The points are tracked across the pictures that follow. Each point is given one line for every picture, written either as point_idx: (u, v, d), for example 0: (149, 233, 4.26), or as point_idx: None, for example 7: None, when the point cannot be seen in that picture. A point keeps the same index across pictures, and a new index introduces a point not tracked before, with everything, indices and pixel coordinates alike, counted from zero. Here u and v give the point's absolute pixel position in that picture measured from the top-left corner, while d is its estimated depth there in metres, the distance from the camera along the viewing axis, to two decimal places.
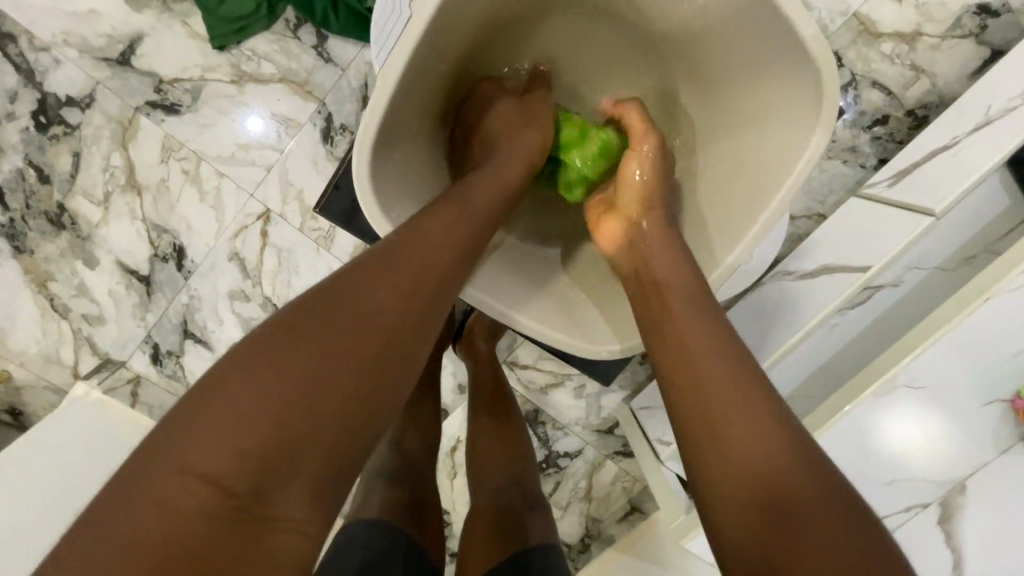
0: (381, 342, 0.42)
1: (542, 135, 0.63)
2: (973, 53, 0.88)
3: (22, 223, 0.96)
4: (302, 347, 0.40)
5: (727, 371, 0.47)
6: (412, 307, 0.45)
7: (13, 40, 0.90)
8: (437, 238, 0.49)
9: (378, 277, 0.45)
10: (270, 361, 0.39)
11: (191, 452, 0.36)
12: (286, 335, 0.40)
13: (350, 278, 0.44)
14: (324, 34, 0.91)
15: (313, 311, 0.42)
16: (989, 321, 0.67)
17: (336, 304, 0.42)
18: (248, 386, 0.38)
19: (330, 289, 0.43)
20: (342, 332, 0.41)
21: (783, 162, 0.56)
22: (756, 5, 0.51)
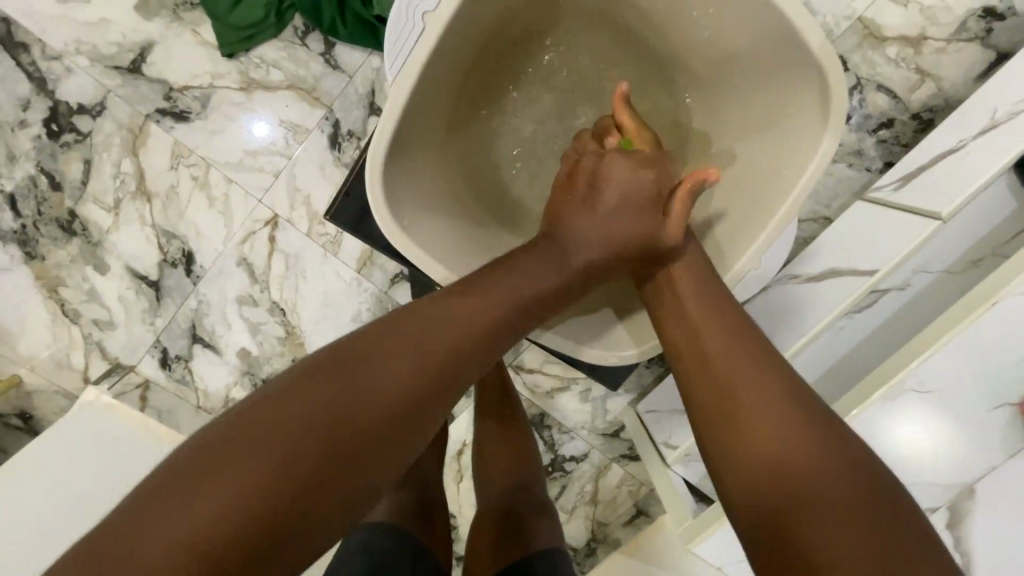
0: (426, 374, 0.44)
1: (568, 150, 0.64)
2: (979, 56, 0.88)
3: (34, 229, 0.97)
4: (344, 392, 0.41)
5: (752, 371, 0.47)
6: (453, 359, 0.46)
7: (26, 49, 0.92)
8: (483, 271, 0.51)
9: (430, 310, 0.47)
10: (315, 405, 0.40)
11: (228, 487, 0.36)
12: (329, 374, 0.42)
13: (393, 327, 0.45)
14: (332, 41, 0.92)
15: (356, 358, 0.43)
16: (996, 325, 0.67)
17: (380, 351, 0.43)
18: (289, 428, 0.39)
19: (389, 321, 0.46)
20: (383, 382, 0.42)
21: (792, 169, 0.56)
22: (765, 12, 0.52)
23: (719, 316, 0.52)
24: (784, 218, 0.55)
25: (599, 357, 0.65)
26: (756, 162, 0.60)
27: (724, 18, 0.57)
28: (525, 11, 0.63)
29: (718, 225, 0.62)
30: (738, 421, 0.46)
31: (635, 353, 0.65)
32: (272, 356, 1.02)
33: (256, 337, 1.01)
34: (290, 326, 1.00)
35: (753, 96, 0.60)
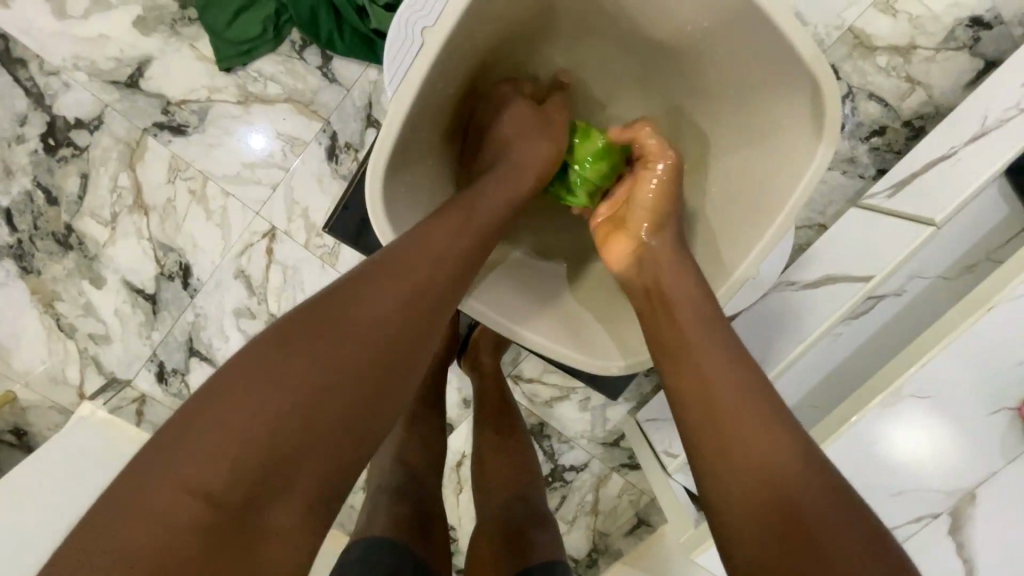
0: (379, 350, 0.43)
1: (554, 146, 0.64)
2: (967, 65, 0.90)
3: (30, 244, 0.97)
4: (302, 355, 0.40)
5: (728, 372, 0.49)
6: (417, 314, 0.46)
7: (24, 65, 0.92)
8: (437, 245, 0.50)
9: (381, 286, 0.45)
10: (272, 371, 0.39)
11: (195, 463, 0.36)
12: (275, 361, 0.40)
13: (348, 287, 0.44)
14: (329, 55, 0.93)
15: (313, 321, 0.42)
16: (995, 329, 0.68)
17: (336, 313, 0.43)
18: (251, 396, 0.38)
19: (333, 296, 0.44)
20: (344, 340, 0.42)
21: (786, 180, 0.56)
22: (757, 29, 0.52)
23: (709, 322, 0.53)
24: (780, 227, 0.56)
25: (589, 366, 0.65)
26: (749, 175, 0.61)
27: (719, 34, 0.58)
28: (524, 28, 0.64)
29: (712, 237, 0.63)
30: (728, 437, 0.46)
31: (625, 365, 0.64)
32: None
33: None
34: None
35: (747, 108, 0.61)
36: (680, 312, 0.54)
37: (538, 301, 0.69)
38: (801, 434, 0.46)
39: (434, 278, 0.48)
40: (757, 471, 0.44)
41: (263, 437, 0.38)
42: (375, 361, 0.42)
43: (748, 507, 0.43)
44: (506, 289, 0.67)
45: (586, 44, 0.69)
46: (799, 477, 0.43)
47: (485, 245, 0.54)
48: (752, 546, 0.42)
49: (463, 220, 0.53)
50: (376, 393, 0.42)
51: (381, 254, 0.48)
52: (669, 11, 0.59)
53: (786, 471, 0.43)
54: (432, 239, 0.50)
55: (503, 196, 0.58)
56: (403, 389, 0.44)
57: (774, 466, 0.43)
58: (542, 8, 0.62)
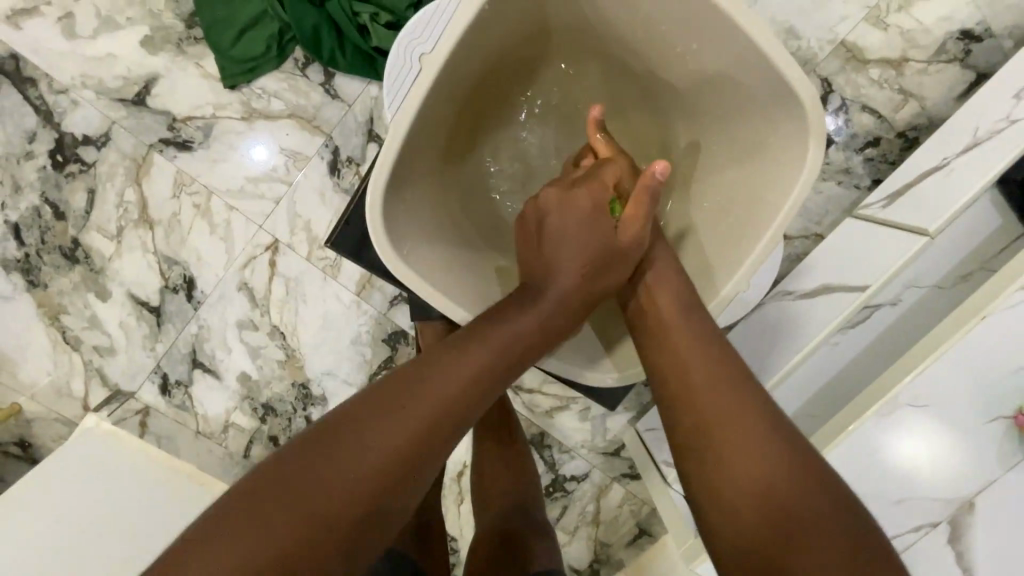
0: (405, 460, 0.45)
1: (615, 265, 0.59)
2: (958, 77, 0.91)
3: (37, 258, 0.99)
4: (344, 457, 0.43)
5: (719, 376, 0.51)
6: (432, 437, 0.47)
7: (34, 83, 0.94)
8: (472, 351, 0.51)
9: (415, 396, 0.47)
10: (297, 483, 0.42)
11: (212, 564, 0.38)
12: (311, 468, 0.42)
13: (385, 395, 0.47)
14: (332, 71, 0.95)
15: (340, 436, 0.44)
16: (988, 338, 0.68)
17: (374, 423, 0.45)
18: (291, 499, 0.41)
19: (370, 404, 0.46)
20: (362, 459, 0.43)
21: (776, 198, 0.57)
22: (745, 52, 0.54)
23: (701, 336, 0.55)
24: (768, 243, 0.56)
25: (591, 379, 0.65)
26: (739, 191, 0.62)
27: (708, 57, 0.58)
28: (516, 50, 0.63)
29: (706, 252, 0.64)
30: (714, 441, 0.49)
31: (618, 377, 0.66)
32: (272, 379, 1.03)
33: (256, 360, 1.02)
34: (290, 349, 1.02)
35: (737, 125, 0.62)
36: (671, 329, 0.56)
37: None
38: (786, 434, 0.48)
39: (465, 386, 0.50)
40: (743, 472, 0.46)
41: (274, 547, 0.39)
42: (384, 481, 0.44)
43: (737, 506, 0.46)
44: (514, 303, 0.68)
45: (579, 64, 0.68)
46: (786, 478, 0.45)
47: (526, 348, 0.55)
48: (737, 543, 0.45)
49: (498, 322, 0.54)
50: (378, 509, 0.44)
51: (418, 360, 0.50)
52: (660, 35, 0.59)
53: (770, 472, 0.45)
54: (466, 344, 0.51)
55: (542, 308, 0.56)
56: (420, 484, 0.47)
57: (760, 466, 0.46)
58: (534, 31, 0.62)
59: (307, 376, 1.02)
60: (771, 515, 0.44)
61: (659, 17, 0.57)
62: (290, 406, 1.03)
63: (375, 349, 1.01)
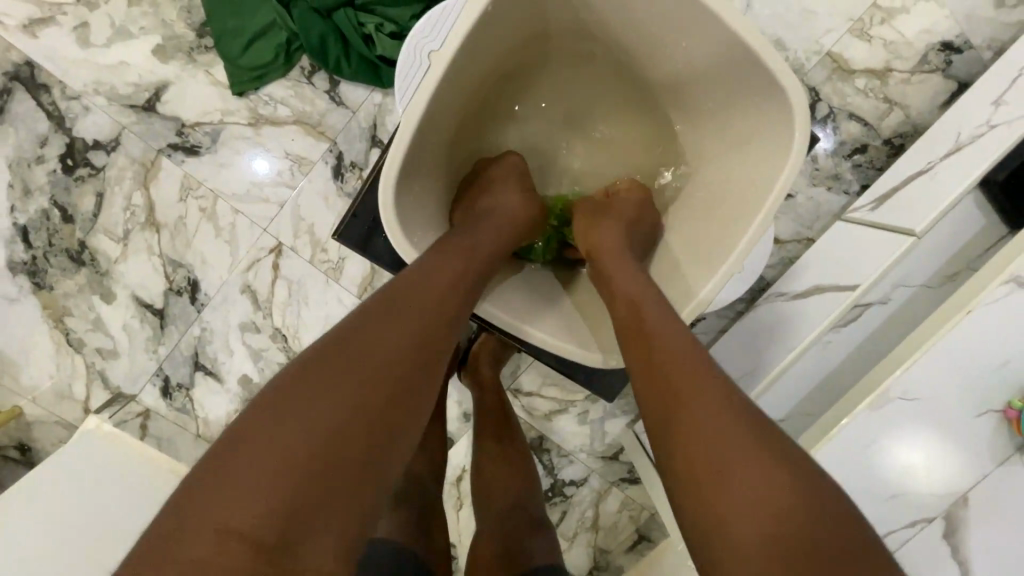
0: (395, 370, 0.45)
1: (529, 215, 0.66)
2: (940, 87, 0.95)
3: (44, 260, 1.00)
4: (337, 372, 0.43)
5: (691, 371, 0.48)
6: (419, 354, 0.47)
7: (47, 90, 0.97)
8: (443, 280, 0.53)
9: (393, 318, 0.48)
10: (237, 474, 0.39)
11: (234, 483, 0.38)
12: (302, 388, 0.42)
13: (364, 321, 0.47)
14: (336, 80, 0.98)
15: (276, 414, 0.41)
16: (976, 332, 0.71)
17: (361, 341, 0.45)
18: (291, 415, 0.41)
19: (352, 329, 0.46)
20: (354, 383, 0.43)
21: (762, 187, 0.59)
22: (736, 49, 0.56)
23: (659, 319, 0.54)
24: (758, 230, 0.58)
25: (520, 332, 0.64)
26: (731, 187, 0.64)
27: (702, 57, 0.61)
28: (518, 50, 0.66)
29: (695, 242, 0.66)
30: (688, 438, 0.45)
31: (594, 356, 0.65)
32: None
33: (258, 364, 1.03)
34: (292, 352, 1.03)
35: (728, 126, 0.65)
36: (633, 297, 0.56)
37: (527, 298, 0.70)
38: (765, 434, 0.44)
39: (440, 307, 0.51)
40: (728, 476, 0.42)
41: (293, 479, 0.39)
42: (363, 421, 0.42)
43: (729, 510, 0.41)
44: (502, 283, 0.68)
45: (578, 64, 0.71)
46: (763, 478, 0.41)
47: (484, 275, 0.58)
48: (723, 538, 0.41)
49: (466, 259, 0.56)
50: (379, 446, 0.43)
51: (393, 287, 0.51)
52: (655, 36, 0.62)
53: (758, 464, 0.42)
54: (437, 275, 0.53)
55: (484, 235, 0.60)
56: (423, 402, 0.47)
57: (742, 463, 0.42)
58: (535, 33, 0.65)
59: None
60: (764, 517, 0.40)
61: (655, 19, 0.60)
62: None
63: None
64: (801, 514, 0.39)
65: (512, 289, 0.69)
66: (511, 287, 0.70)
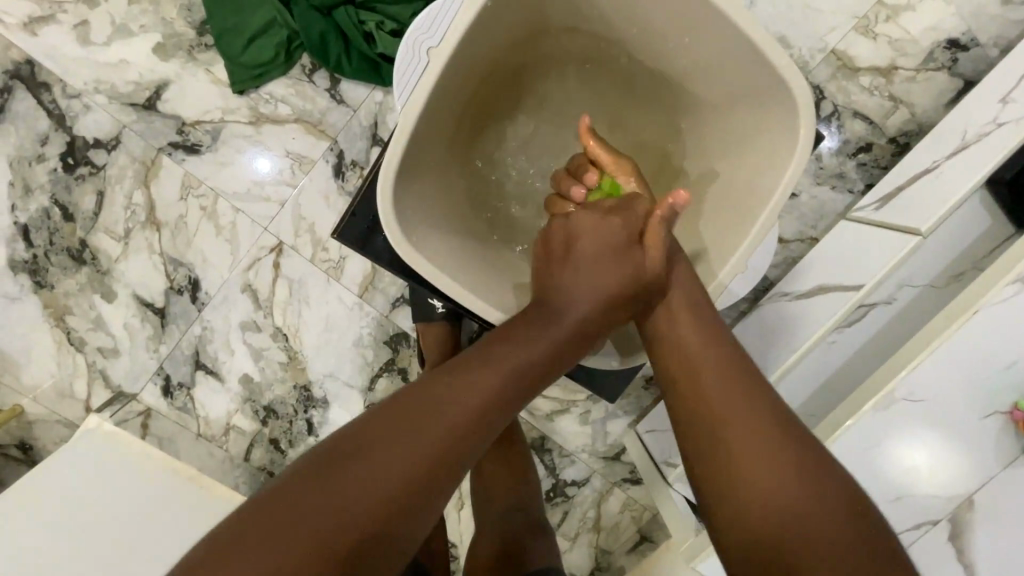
0: (472, 419, 0.48)
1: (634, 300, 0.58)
2: (946, 85, 0.94)
3: (45, 258, 1.00)
4: (420, 413, 0.47)
5: (728, 379, 0.52)
6: (492, 404, 0.49)
7: (48, 88, 0.97)
8: (526, 331, 0.54)
9: (472, 368, 0.50)
10: (289, 518, 0.41)
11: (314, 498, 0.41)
12: (388, 423, 0.46)
13: (450, 372, 0.50)
14: (337, 78, 0.97)
15: (349, 456, 0.44)
16: (980, 333, 0.70)
17: (446, 386, 0.49)
18: (376, 446, 0.44)
19: (439, 378, 0.49)
20: (435, 425, 0.46)
21: (766, 184, 0.59)
22: (737, 44, 0.56)
23: (708, 341, 0.55)
24: (762, 228, 0.57)
25: None
26: (734, 185, 0.63)
27: (705, 52, 0.60)
28: (518, 46, 0.66)
29: (696, 240, 0.66)
30: (727, 441, 0.49)
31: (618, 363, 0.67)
32: (274, 381, 1.03)
33: (258, 362, 1.03)
34: (292, 351, 1.03)
35: (730, 122, 0.64)
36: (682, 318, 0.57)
37: None
38: (799, 440, 0.48)
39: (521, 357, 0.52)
40: (761, 480, 0.46)
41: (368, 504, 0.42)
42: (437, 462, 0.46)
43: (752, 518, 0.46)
44: (505, 282, 0.68)
45: (579, 61, 0.70)
46: (794, 484, 0.46)
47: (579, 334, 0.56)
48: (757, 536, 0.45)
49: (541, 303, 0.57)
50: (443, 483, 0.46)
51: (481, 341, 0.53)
52: (657, 31, 0.61)
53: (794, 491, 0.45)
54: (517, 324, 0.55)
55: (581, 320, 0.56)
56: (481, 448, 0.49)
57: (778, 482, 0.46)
58: (536, 30, 0.65)
59: (308, 378, 1.03)
60: (783, 535, 0.44)
61: (657, 14, 0.59)
62: (291, 408, 1.04)
63: (376, 350, 1.02)
64: (824, 520, 0.44)
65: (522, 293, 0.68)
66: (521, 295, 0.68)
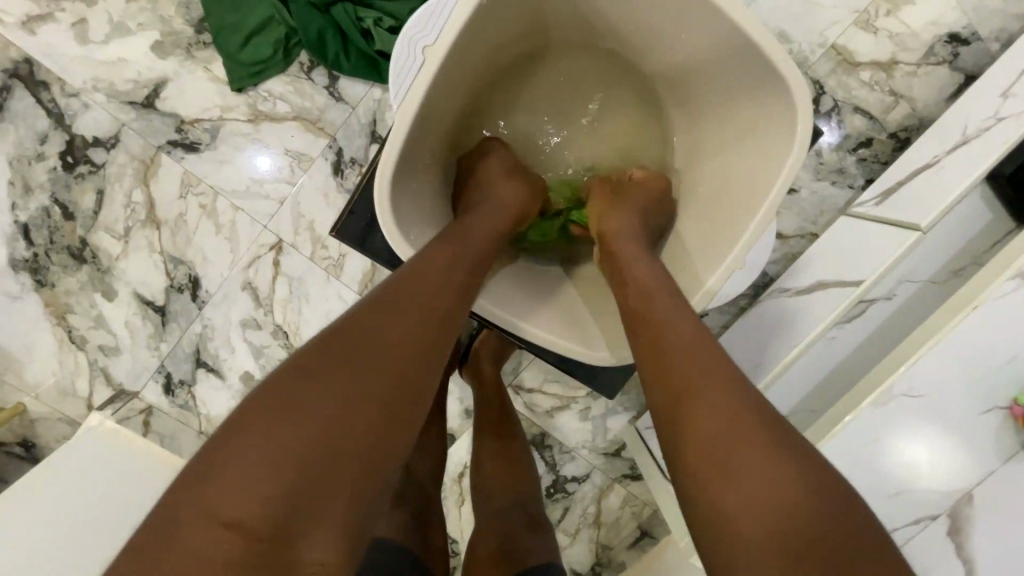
0: (392, 371, 0.44)
1: (519, 196, 0.66)
2: (947, 79, 0.94)
3: (46, 257, 1.00)
4: (333, 370, 0.43)
5: (699, 358, 0.50)
6: (410, 353, 0.46)
7: (47, 87, 0.97)
8: (436, 278, 0.52)
9: (389, 316, 0.47)
10: (202, 508, 0.37)
11: (223, 484, 0.38)
12: (291, 388, 0.42)
13: (357, 321, 0.46)
14: (336, 75, 0.97)
15: (256, 427, 0.40)
16: (980, 329, 0.70)
17: (359, 337, 0.45)
18: (282, 413, 0.40)
19: (346, 327, 0.46)
20: (350, 382, 0.42)
21: (764, 180, 0.59)
22: (735, 41, 0.55)
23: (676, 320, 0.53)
24: (759, 225, 0.57)
25: (509, 324, 0.65)
26: (731, 181, 0.63)
27: (702, 49, 0.60)
28: (515, 44, 0.65)
29: (690, 234, 0.67)
30: (704, 424, 0.46)
31: (611, 358, 0.64)
32: None
33: (259, 360, 1.04)
34: (293, 348, 1.03)
35: (727, 119, 0.64)
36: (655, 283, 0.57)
37: (532, 294, 0.71)
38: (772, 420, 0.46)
39: (434, 306, 0.50)
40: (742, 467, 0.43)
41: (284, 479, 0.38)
42: (365, 424, 0.42)
43: (724, 502, 0.43)
44: (498, 278, 0.68)
45: (573, 58, 0.70)
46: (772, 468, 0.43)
47: (476, 271, 0.56)
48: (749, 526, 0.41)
49: (455, 251, 0.55)
50: (381, 450, 0.42)
51: (385, 284, 0.50)
52: (654, 27, 0.61)
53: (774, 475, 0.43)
54: (429, 270, 0.52)
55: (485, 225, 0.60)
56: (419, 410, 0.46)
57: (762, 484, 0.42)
58: (532, 27, 0.65)
59: None
60: (767, 525, 0.41)
61: (655, 8, 0.59)
62: None
63: None
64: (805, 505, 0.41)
65: (507, 283, 0.70)
66: (507, 279, 0.70)
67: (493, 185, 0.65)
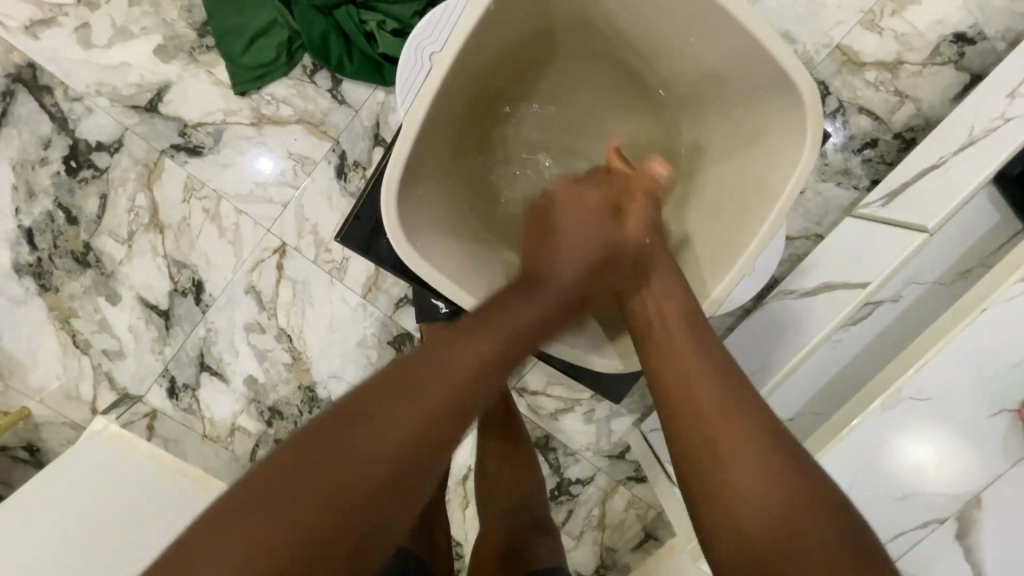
0: (396, 450, 0.42)
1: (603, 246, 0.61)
2: (952, 79, 0.93)
3: (49, 262, 1.00)
4: (332, 449, 0.41)
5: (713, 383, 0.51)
6: (418, 431, 0.43)
7: (50, 92, 0.97)
8: (456, 342, 0.48)
9: (399, 390, 0.44)
10: None
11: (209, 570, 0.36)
12: (289, 471, 0.40)
13: (366, 396, 0.44)
14: (338, 78, 0.97)
15: (247, 511, 0.39)
16: (989, 331, 0.69)
17: (365, 414, 0.43)
18: (273, 495, 0.39)
19: (354, 404, 0.44)
20: (349, 463, 0.41)
21: (775, 184, 0.58)
22: (744, 43, 0.55)
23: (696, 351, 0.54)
24: (770, 228, 0.57)
25: None
26: (742, 184, 0.63)
27: (710, 51, 0.59)
28: (521, 48, 0.65)
29: (701, 237, 0.66)
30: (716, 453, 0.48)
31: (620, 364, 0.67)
32: (279, 382, 1.04)
33: (263, 363, 1.03)
34: (296, 352, 1.03)
35: (737, 122, 0.63)
36: (674, 315, 0.57)
37: None
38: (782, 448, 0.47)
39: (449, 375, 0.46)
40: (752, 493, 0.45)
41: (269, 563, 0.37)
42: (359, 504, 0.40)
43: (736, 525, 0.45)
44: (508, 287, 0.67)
45: (580, 62, 0.70)
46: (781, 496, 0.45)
47: (517, 337, 0.52)
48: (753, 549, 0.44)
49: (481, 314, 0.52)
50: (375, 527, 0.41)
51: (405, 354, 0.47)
52: (661, 30, 0.61)
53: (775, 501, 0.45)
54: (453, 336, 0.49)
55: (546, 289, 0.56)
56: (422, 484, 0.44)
57: (749, 495, 0.45)
58: (539, 32, 0.64)
59: (313, 379, 1.03)
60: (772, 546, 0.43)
61: (663, 12, 0.59)
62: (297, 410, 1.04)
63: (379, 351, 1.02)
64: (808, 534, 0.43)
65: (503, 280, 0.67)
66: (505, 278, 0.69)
67: (575, 236, 0.61)
